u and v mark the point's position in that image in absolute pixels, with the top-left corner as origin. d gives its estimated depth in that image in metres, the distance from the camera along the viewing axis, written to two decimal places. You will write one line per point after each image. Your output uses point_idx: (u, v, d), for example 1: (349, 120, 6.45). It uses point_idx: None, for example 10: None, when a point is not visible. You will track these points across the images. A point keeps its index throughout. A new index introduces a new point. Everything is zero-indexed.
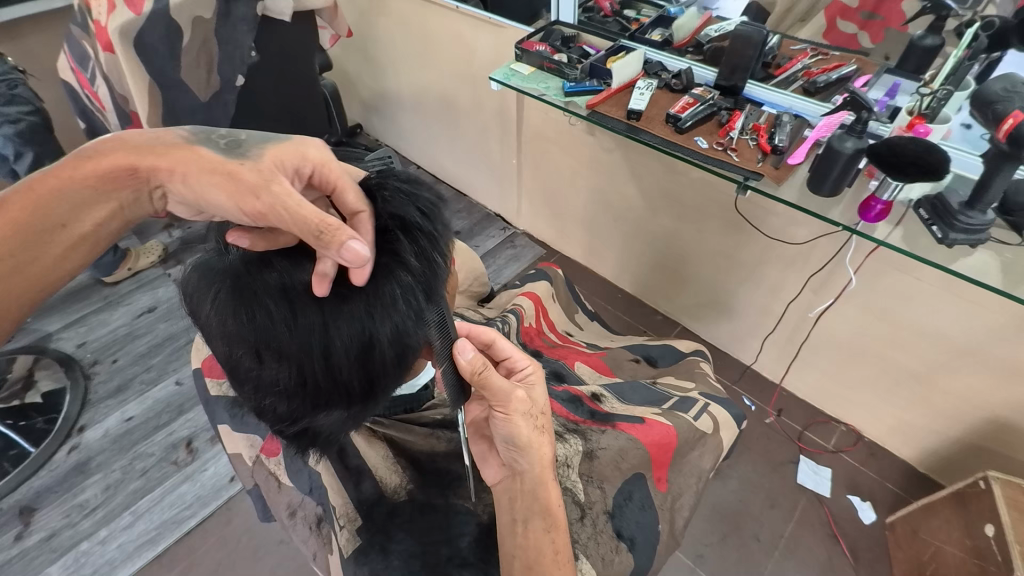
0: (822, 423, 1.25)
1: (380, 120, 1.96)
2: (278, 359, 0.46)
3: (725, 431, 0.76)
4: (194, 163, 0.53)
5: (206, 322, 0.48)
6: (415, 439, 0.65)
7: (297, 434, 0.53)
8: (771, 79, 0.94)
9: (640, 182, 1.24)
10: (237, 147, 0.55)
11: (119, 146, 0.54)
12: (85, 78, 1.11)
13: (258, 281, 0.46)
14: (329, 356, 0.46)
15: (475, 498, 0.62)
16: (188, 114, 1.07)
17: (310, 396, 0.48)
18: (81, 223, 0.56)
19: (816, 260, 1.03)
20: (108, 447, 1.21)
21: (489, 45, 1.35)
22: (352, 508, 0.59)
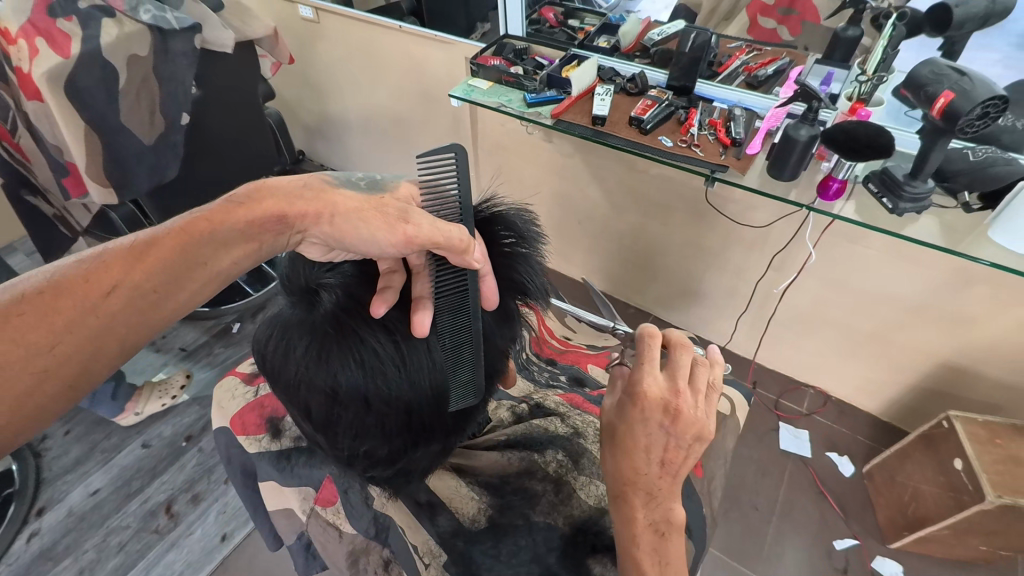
0: (794, 390, 1.34)
1: (325, 143, 1.91)
2: (386, 403, 0.50)
3: (740, 411, 0.81)
4: (345, 202, 0.51)
5: (304, 375, 0.49)
6: (484, 464, 0.63)
7: (391, 473, 0.56)
8: (717, 76, 0.99)
9: (603, 183, 1.28)
10: (381, 184, 0.55)
11: (272, 190, 0.51)
12: None
13: (361, 323, 0.48)
14: (434, 389, 0.52)
15: (554, 511, 0.60)
16: (134, 161, 0.99)
17: (412, 434, 0.54)
18: (219, 263, 0.50)
19: (777, 240, 1.10)
20: (75, 527, 1.10)
21: (437, 63, 1.35)
22: (433, 544, 0.58)
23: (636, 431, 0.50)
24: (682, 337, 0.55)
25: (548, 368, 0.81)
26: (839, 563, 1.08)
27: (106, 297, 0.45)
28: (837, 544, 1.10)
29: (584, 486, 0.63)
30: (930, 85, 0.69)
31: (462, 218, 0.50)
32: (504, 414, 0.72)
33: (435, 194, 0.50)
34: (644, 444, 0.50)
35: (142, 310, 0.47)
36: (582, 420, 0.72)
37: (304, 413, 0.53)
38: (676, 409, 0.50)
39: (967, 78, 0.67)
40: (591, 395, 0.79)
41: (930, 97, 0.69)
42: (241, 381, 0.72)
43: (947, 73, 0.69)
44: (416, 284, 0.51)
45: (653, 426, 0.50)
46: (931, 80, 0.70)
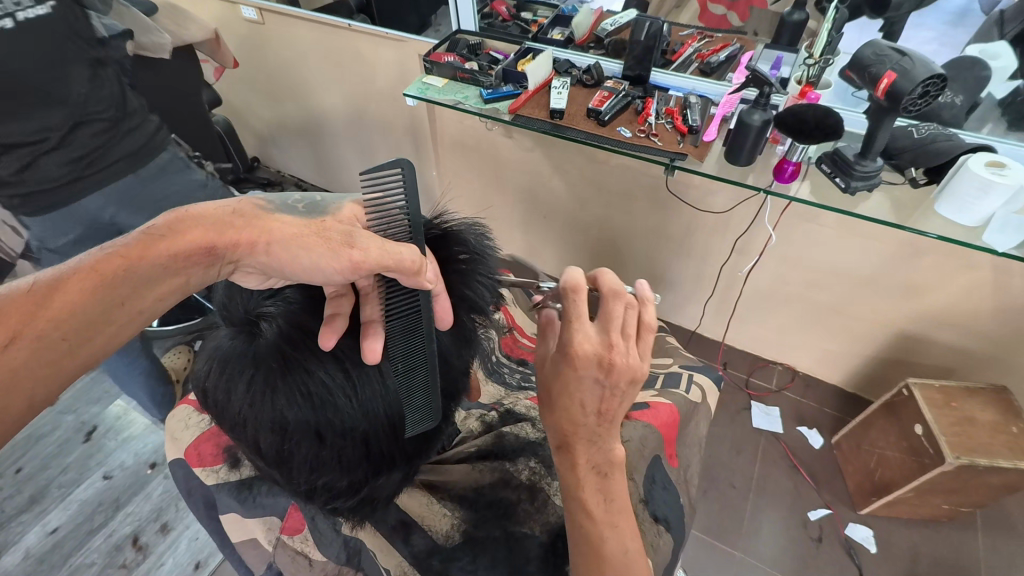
0: (762, 367, 1.37)
1: (281, 150, 1.85)
2: (340, 436, 0.48)
3: (711, 396, 0.82)
4: (282, 231, 0.49)
5: (248, 412, 0.47)
6: (454, 477, 0.62)
7: (356, 504, 0.55)
8: (671, 65, 1.00)
9: (565, 175, 1.28)
10: (321, 208, 0.52)
11: (197, 219, 0.48)
12: None
13: (308, 355, 0.46)
14: (390, 417, 0.50)
15: (533, 519, 0.58)
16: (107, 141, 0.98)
17: (372, 463, 0.52)
18: (142, 300, 0.47)
19: (737, 224, 1.12)
20: (34, 570, 1.04)
21: (390, 61, 1.31)
22: (406, 564, 0.56)
23: (573, 384, 0.49)
24: (611, 286, 0.51)
25: (518, 369, 0.82)
26: (814, 532, 1.11)
27: (5, 350, 0.40)
28: (811, 515, 1.14)
29: (558, 491, 0.62)
30: (873, 66, 0.71)
31: (412, 236, 0.49)
32: (473, 424, 0.72)
33: (380, 212, 0.48)
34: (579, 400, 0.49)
35: (53, 359, 0.43)
36: None
37: (256, 449, 0.51)
38: (608, 363, 0.48)
39: (907, 58, 0.69)
40: None
41: (873, 78, 0.70)
42: (195, 410, 0.69)
43: (888, 53, 0.70)
44: (366, 309, 0.50)
45: (589, 377, 0.48)
46: (874, 60, 0.71)
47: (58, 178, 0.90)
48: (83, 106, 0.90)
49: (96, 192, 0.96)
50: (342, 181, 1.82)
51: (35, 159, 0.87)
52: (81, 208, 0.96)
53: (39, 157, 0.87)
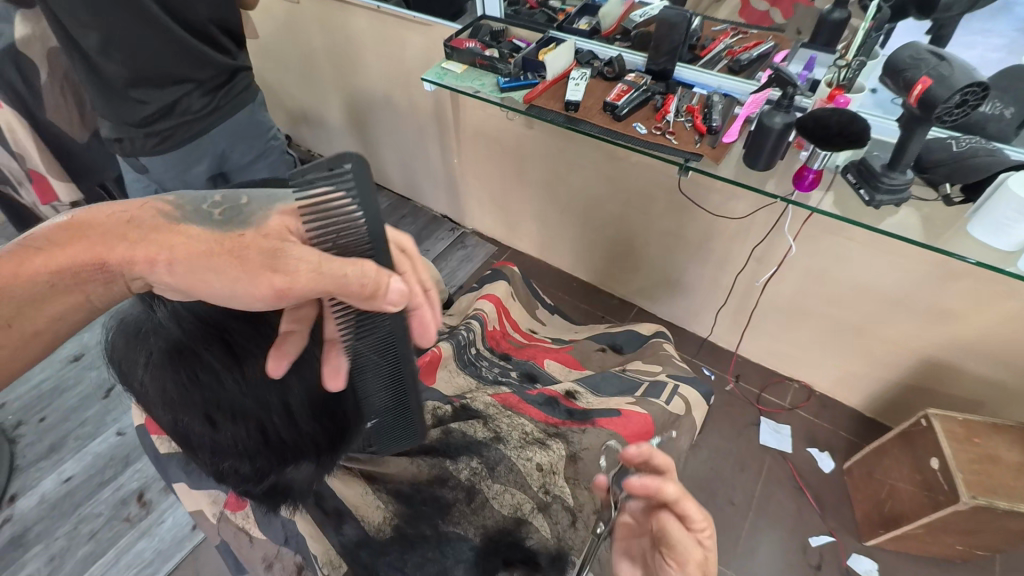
0: (777, 383, 1.32)
1: (310, 130, 1.88)
2: (231, 419, 0.47)
3: (695, 409, 0.79)
4: (188, 247, 0.43)
5: (144, 389, 0.48)
6: (392, 470, 0.61)
7: (265, 492, 0.52)
8: (698, 61, 0.96)
9: (583, 170, 1.25)
10: (239, 218, 0.45)
11: (86, 228, 0.45)
12: None
13: (199, 341, 0.47)
14: (286, 404, 0.49)
15: (466, 521, 0.59)
16: (224, 97, 0.99)
17: (275, 453, 0.50)
18: (38, 313, 0.47)
19: (757, 232, 1.07)
20: (47, 515, 1.10)
21: (418, 46, 1.30)
22: (335, 554, 0.57)
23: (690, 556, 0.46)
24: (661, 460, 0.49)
25: (498, 364, 0.83)
26: (813, 559, 1.07)
27: None
28: (812, 541, 1.09)
29: (497, 494, 0.62)
30: (908, 70, 0.65)
31: (372, 246, 0.45)
32: (426, 418, 0.68)
33: (327, 222, 0.43)
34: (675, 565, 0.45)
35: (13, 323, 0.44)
36: (508, 424, 0.69)
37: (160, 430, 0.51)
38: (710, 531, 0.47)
39: (946, 62, 0.63)
40: (529, 394, 0.76)
41: (908, 83, 0.65)
42: None
43: (926, 58, 0.65)
44: (330, 325, 0.50)
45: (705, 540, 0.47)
46: (910, 65, 0.66)
47: (193, 112, 0.95)
48: (219, 52, 0.95)
49: (216, 130, 1.01)
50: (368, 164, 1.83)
51: (179, 96, 0.92)
52: (206, 144, 1.01)
53: (183, 97, 0.93)
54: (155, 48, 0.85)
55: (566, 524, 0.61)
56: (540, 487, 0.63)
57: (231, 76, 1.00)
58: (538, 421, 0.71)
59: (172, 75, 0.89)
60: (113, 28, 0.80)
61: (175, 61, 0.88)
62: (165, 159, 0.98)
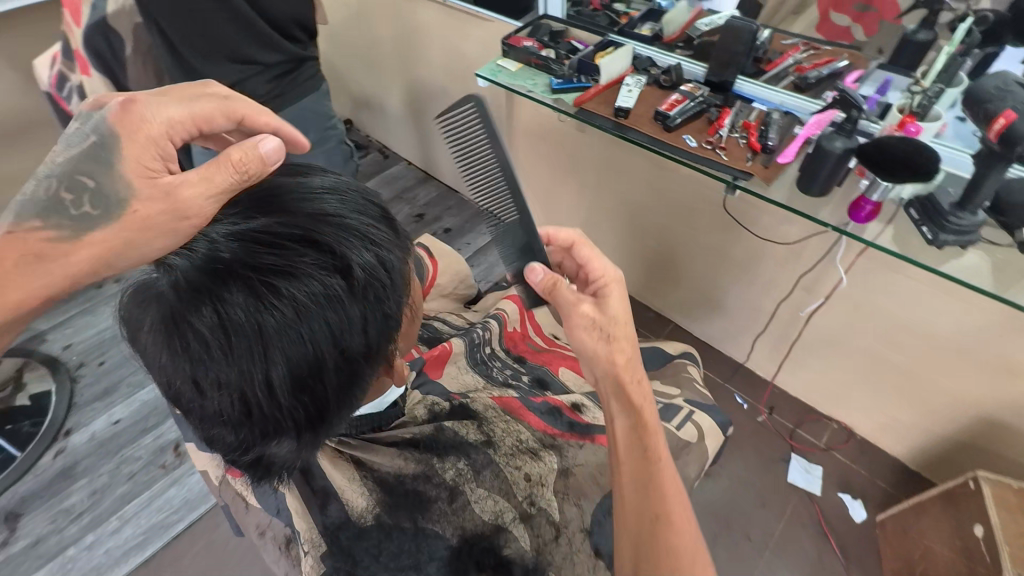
0: (814, 421, 1.24)
1: (370, 115, 1.94)
2: (216, 388, 0.46)
3: (709, 439, 0.77)
4: (105, 243, 0.47)
5: (143, 346, 0.47)
6: (381, 458, 0.61)
7: (251, 463, 0.53)
8: (762, 75, 0.91)
9: (631, 178, 1.22)
10: (106, 195, 0.48)
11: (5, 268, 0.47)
12: (62, 98, 1.10)
13: (189, 309, 0.43)
14: (269, 379, 0.46)
15: (445, 521, 0.58)
16: (294, 87, 1.09)
17: (257, 425, 0.48)
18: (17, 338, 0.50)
19: (808, 259, 1.02)
20: (95, 452, 1.20)
21: (478, 42, 1.31)
22: (317, 533, 0.56)
23: (614, 317, 0.55)
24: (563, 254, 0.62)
25: (510, 367, 0.84)
26: None
27: None
28: None
29: (479, 499, 0.60)
30: (989, 102, 0.60)
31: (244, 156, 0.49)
32: (420, 412, 0.69)
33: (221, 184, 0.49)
34: (592, 349, 0.55)
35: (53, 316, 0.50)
36: (504, 429, 0.69)
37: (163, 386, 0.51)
38: (615, 281, 0.58)
39: None
40: (532, 402, 0.75)
41: (987, 117, 0.60)
42: None
43: (1013, 90, 0.59)
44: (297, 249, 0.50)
45: (618, 295, 0.57)
46: (992, 96, 0.60)
47: (258, 95, 1.02)
48: (288, 40, 1.03)
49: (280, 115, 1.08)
50: (421, 153, 1.87)
51: (245, 78, 0.99)
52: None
53: (249, 78, 0.99)
54: (229, 29, 0.92)
55: (549, 538, 0.61)
56: (526, 498, 0.62)
57: (296, 64, 1.08)
58: (536, 429, 0.71)
59: (242, 56, 0.96)
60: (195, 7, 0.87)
61: (249, 45, 0.96)
62: None
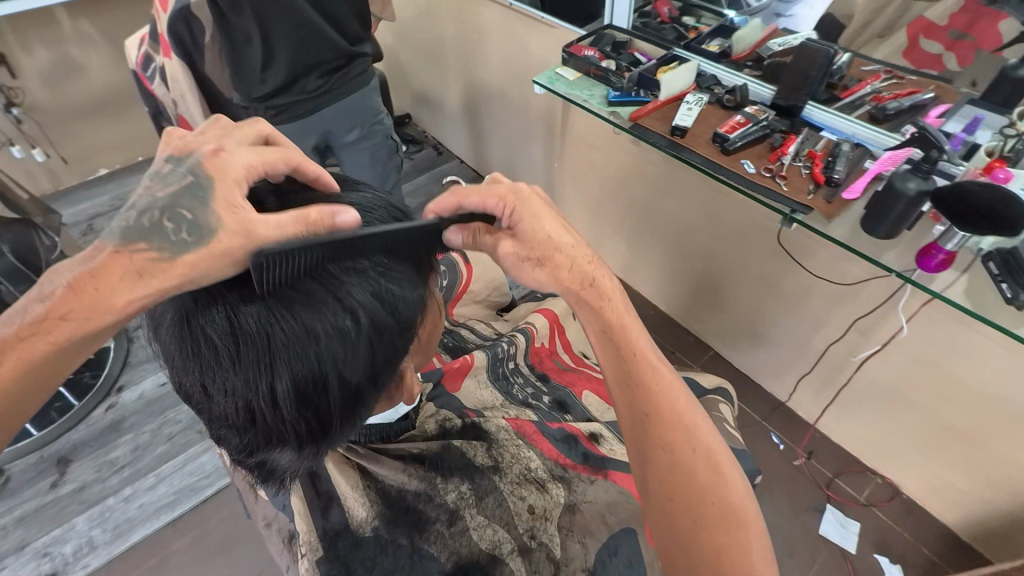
0: (856, 473, 1.16)
1: (429, 111, 1.97)
2: (223, 393, 0.45)
3: None
4: (189, 276, 0.40)
5: (162, 343, 0.47)
6: (386, 471, 0.61)
7: (255, 464, 0.52)
8: (835, 102, 0.85)
9: (683, 197, 1.18)
10: (202, 224, 0.41)
11: (60, 309, 0.40)
12: (145, 77, 1.18)
13: (202, 315, 0.42)
14: (274, 391, 0.44)
15: (443, 543, 0.57)
16: (342, 83, 1.13)
17: (261, 432, 0.47)
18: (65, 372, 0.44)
19: (866, 302, 0.95)
20: (142, 410, 1.28)
21: (540, 48, 1.30)
22: (315, 537, 0.56)
23: (538, 237, 0.51)
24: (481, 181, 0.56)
25: (532, 385, 0.83)
26: None
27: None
28: None
29: (478, 526, 0.59)
30: None
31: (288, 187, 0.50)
32: (431, 426, 0.69)
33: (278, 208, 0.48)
34: (537, 282, 0.52)
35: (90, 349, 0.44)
36: (513, 456, 0.67)
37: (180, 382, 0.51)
38: (523, 193, 0.52)
39: None
40: (548, 427, 0.73)
41: None
42: None
43: None
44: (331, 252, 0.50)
45: (529, 213, 0.51)
46: None
47: (309, 90, 1.09)
48: (340, 36, 1.08)
49: (327, 109, 1.14)
50: (474, 153, 1.88)
51: (298, 76, 1.06)
52: (314, 118, 1.14)
53: (303, 76, 1.07)
54: (286, 29, 0.98)
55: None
56: (527, 530, 0.60)
57: (349, 61, 1.13)
58: (548, 458, 0.68)
59: (297, 56, 1.03)
60: (259, 11, 0.93)
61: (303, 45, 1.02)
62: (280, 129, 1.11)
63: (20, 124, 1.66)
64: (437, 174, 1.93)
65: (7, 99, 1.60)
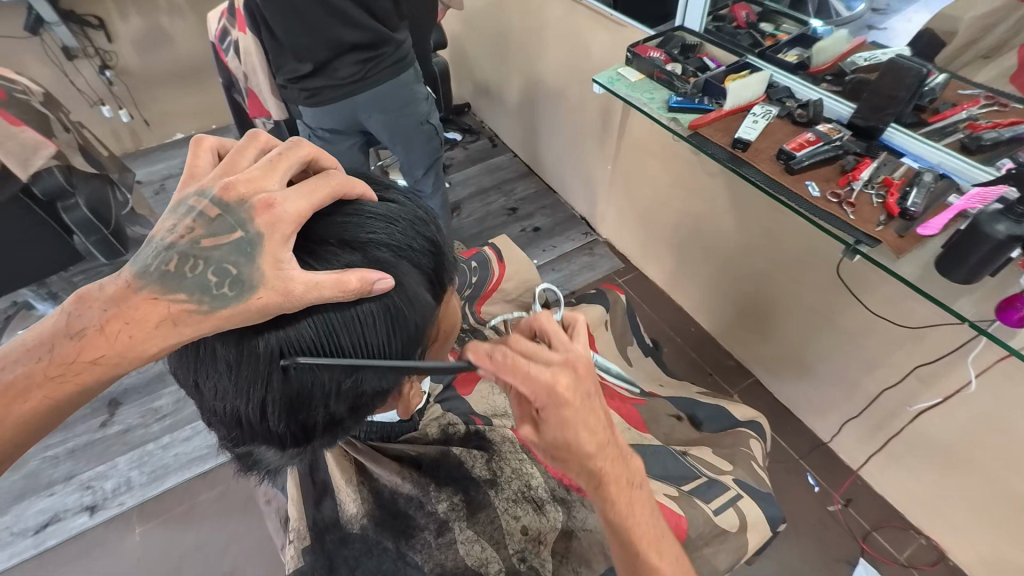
0: (898, 529, 1.07)
1: (488, 102, 1.96)
2: (214, 392, 0.45)
3: (753, 532, 0.67)
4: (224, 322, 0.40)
5: None
6: (380, 472, 0.61)
7: (240, 456, 0.52)
8: (922, 126, 0.78)
9: (740, 215, 1.11)
10: (247, 281, 0.40)
11: (81, 352, 0.40)
12: (221, 48, 1.23)
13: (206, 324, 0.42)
14: (263, 402, 0.44)
15: (429, 552, 0.57)
16: (369, 69, 1.07)
17: (247, 433, 0.47)
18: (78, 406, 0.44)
19: (931, 348, 0.87)
20: None
21: (604, 46, 1.26)
22: (305, 526, 0.58)
23: (561, 437, 0.44)
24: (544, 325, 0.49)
25: None
26: None
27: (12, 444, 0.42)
28: None
29: (466, 541, 0.58)
30: None
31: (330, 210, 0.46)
32: (432, 429, 0.68)
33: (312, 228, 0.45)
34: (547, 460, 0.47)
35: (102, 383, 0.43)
36: (513, 470, 0.64)
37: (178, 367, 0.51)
38: (562, 398, 0.43)
39: None
40: None
41: None
42: None
43: None
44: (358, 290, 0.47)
45: (557, 420, 0.43)
46: None
47: (342, 76, 1.06)
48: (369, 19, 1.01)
49: (359, 96, 1.10)
50: (528, 148, 1.86)
51: (330, 59, 1.03)
52: (348, 105, 1.11)
53: (334, 60, 1.03)
54: (312, 9, 0.95)
55: None
56: (516, 552, 0.59)
57: (381, 48, 1.06)
58: (552, 477, 0.64)
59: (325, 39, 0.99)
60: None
61: (330, 27, 0.98)
62: (313, 110, 1.12)
63: (110, 85, 1.78)
64: (489, 165, 1.93)
65: (101, 61, 1.72)
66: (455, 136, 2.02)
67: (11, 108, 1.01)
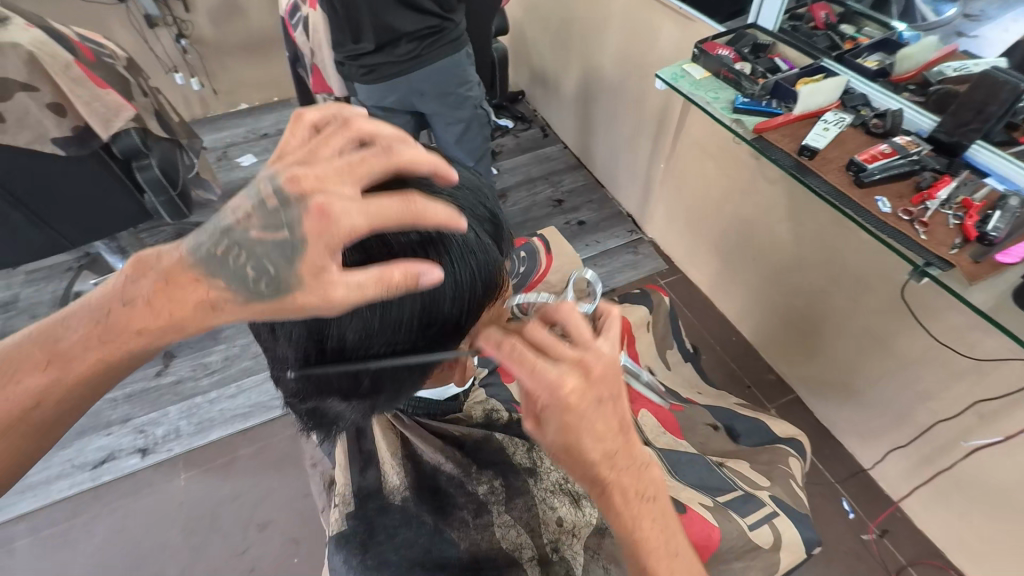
0: (936, 568, 1.02)
1: (544, 92, 1.95)
2: (291, 337, 0.47)
3: (787, 553, 0.65)
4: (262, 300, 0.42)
5: None
6: (424, 447, 0.64)
7: (307, 411, 0.55)
8: (1013, 146, 0.72)
9: (798, 226, 1.07)
10: (283, 281, 0.41)
11: (125, 327, 0.43)
12: (290, 23, 1.27)
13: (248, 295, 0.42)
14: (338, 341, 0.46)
15: (466, 530, 0.58)
16: (427, 47, 1.08)
17: (319, 378, 0.49)
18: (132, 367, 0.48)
19: (995, 384, 0.83)
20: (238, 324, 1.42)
21: (671, 40, 1.23)
22: (350, 493, 0.60)
23: (573, 432, 0.42)
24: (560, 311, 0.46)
25: None
26: None
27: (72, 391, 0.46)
28: None
29: (503, 524, 0.60)
30: None
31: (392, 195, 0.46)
32: (477, 413, 0.72)
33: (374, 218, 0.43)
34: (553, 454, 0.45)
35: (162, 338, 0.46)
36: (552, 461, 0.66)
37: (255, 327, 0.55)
38: (566, 402, 0.41)
39: None
40: None
41: None
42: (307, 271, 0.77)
43: None
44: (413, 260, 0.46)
45: (558, 423, 0.42)
46: None
47: (400, 55, 1.07)
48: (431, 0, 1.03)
49: (416, 75, 1.11)
50: (580, 140, 1.84)
51: (390, 39, 1.04)
52: (404, 83, 1.12)
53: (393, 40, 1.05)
54: None
55: None
56: (550, 543, 0.60)
57: (439, 27, 1.08)
58: None
59: (384, 24, 1.01)
60: None
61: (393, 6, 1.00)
62: (370, 87, 1.14)
63: (185, 53, 1.87)
64: (539, 155, 1.92)
65: (178, 30, 1.80)
66: (507, 124, 2.01)
67: (97, 69, 1.05)
